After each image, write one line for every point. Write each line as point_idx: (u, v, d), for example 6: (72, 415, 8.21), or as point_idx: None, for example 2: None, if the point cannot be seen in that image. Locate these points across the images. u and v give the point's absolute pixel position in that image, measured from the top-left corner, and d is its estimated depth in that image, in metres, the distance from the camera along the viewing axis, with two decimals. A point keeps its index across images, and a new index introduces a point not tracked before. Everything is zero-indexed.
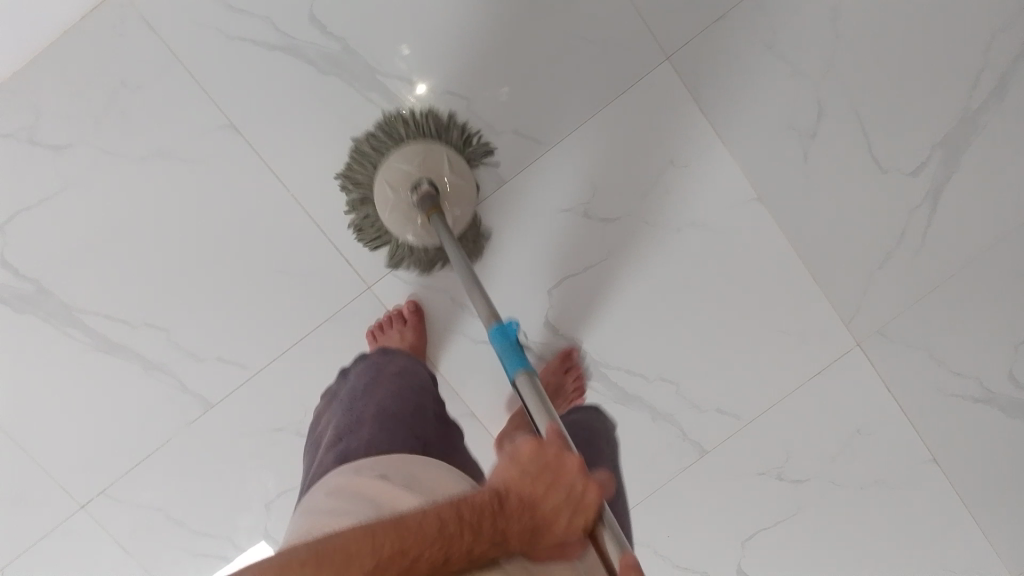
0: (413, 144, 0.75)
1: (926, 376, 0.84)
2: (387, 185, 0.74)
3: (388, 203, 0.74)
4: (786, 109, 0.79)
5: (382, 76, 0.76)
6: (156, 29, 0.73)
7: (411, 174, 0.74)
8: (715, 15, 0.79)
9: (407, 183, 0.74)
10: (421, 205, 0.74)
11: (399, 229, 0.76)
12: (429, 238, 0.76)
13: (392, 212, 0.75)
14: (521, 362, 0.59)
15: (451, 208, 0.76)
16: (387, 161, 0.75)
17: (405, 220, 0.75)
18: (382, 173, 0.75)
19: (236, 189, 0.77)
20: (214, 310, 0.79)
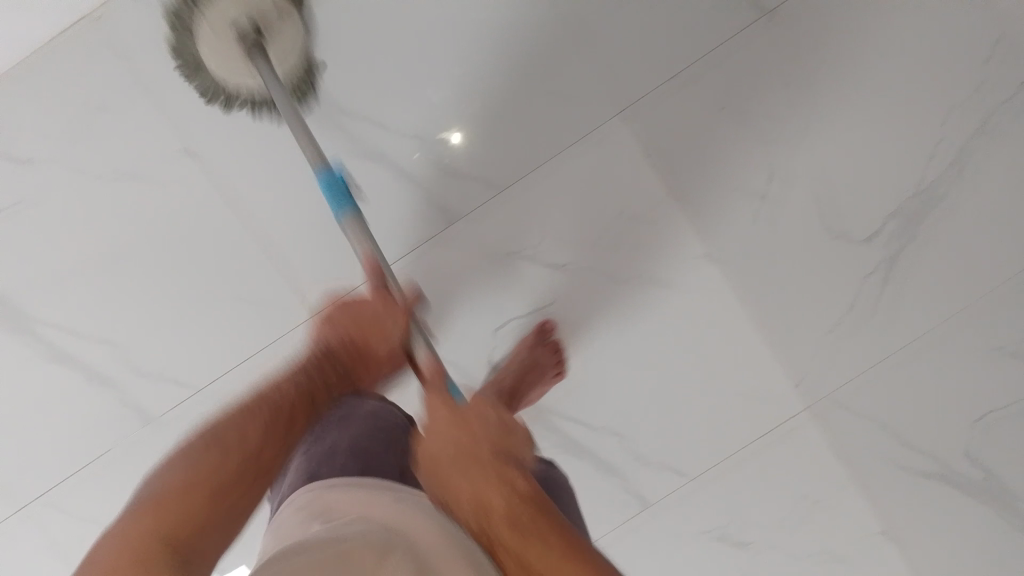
0: None
1: (876, 438, 0.86)
2: (213, 23, 0.70)
3: (211, 42, 0.71)
4: (734, 168, 0.83)
5: (341, 115, 0.81)
6: (122, 53, 0.77)
7: (235, 20, 0.70)
8: (667, 74, 0.82)
9: (231, 24, 0.71)
10: (248, 48, 0.72)
11: (223, 64, 0.73)
12: (248, 79, 0.74)
13: (212, 40, 0.71)
14: (351, 205, 0.70)
15: (275, 40, 0.74)
16: (196, 16, 0.69)
17: (238, 69, 0.73)
18: (209, 13, 0.69)
19: (191, 209, 0.80)
20: (165, 328, 0.81)
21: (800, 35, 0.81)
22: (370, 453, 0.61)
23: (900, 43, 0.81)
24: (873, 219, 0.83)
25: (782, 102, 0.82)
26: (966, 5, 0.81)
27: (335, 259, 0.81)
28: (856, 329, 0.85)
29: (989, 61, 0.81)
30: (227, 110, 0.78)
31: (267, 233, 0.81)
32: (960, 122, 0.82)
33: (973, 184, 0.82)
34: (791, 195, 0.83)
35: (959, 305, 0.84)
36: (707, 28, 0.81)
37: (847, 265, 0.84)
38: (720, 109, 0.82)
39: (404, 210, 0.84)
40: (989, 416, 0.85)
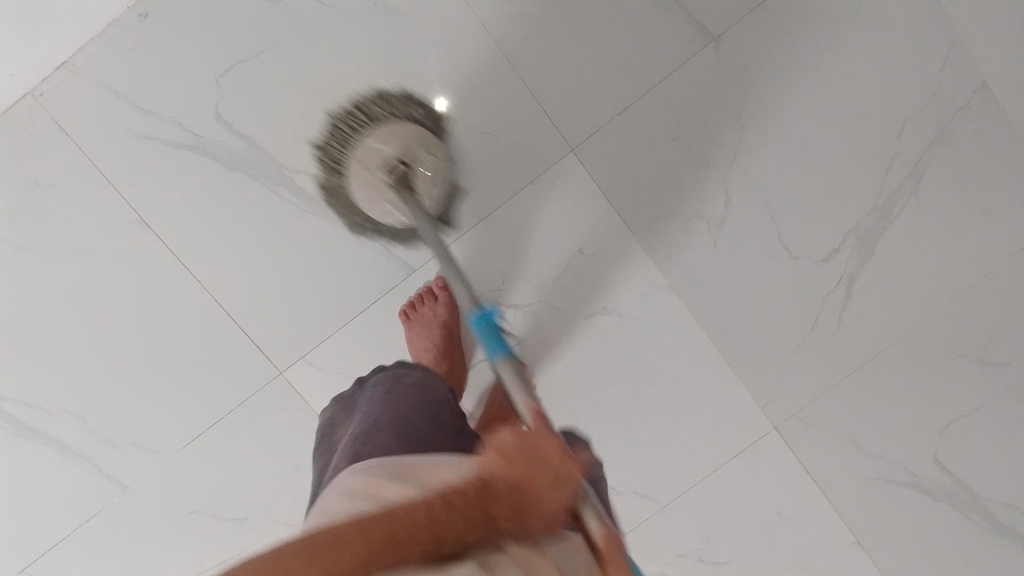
0: (389, 122, 0.76)
1: (843, 454, 0.86)
2: (367, 166, 0.75)
3: (362, 186, 0.76)
4: (690, 197, 0.82)
5: (289, 171, 0.79)
6: (69, 131, 0.77)
7: (387, 158, 0.75)
8: (617, 106, 0.81)
9: (383, 164, 0.75)
10: (394, 182, 0.75)
11: (375, 209, 0.77)
12: (389, 215, 0.78)
13: (362, 186, 0.76)
14: (503, 347, 0.57)
15: (420, 181, 0.77)
16: (362, 139, 0.75)
17: (373, 195, 0.76)
18: (357, 154, 0.75)
19: (149, 278, 0.79)
20: (131, 397, 0.81)
21: (749, 61, 0.80)
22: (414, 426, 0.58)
23: (850, 60, 0.80)
24: (833, 238, 0.83)
25: (736, 127, 0.81)
26: (916, 18, 0.80)
27: (297, 315, 0.81)
28: (822, 349, 0.85)
29: (942, 72, 0.80)
30: (360, 233, 0.80)
31: (225, 295, 0.80)
32: (916, 134, 0.81)
33: (931, 197, 0.82)
34: (750, 219, 0.82)
35: (923, 316, 0.84)
36: (653, 57, 0.80)
37: (809, 286, 0.83)
38: (673, 139, 0.81)
39: (361, 267, 0.81)
40: (950, 426, 0.86)
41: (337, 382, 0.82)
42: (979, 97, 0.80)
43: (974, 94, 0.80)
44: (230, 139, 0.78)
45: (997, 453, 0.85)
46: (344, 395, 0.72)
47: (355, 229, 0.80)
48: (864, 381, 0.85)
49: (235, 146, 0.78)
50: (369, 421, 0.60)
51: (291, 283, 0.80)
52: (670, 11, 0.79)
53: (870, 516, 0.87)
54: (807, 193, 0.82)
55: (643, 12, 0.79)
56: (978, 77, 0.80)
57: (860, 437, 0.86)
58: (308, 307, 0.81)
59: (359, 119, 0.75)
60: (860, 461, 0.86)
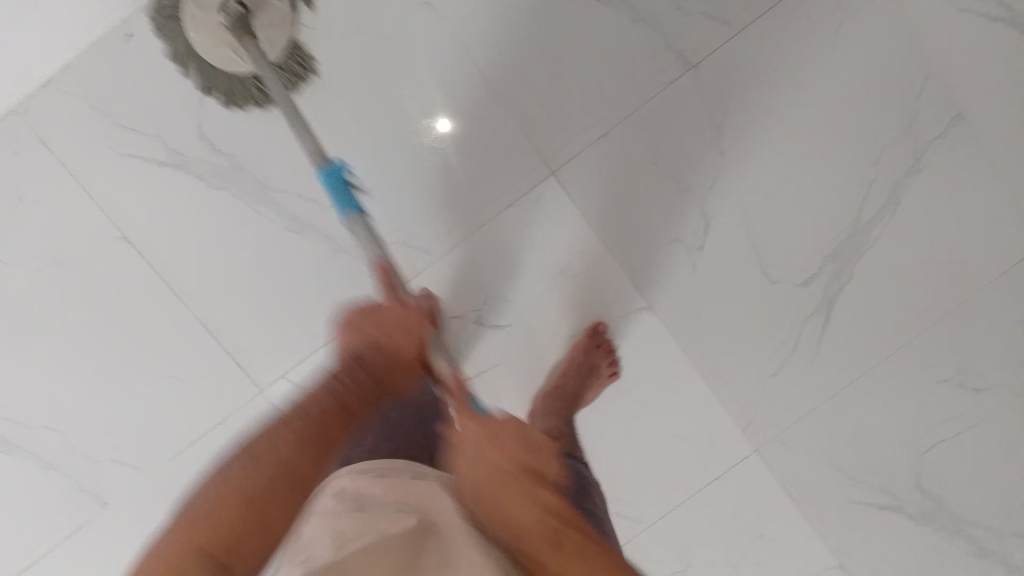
0: None
1: (824, 475, 0.87)
2: (212, 3, 0.70)
3: (201, 27, 0.71)
4: (670, 220, 0.83)
5: (270, 190, 0.79)
6: (54, 148, 0.78)
7: (225, 4, 0.70)
8: (598, 130, 0.82)
9: (221, 9, 0.70)
10: (236, 28, 0.71)
11: (214, 53, 0.73)
12: (240, 65, 0.73)
13: (204, 30, 0.72)
14: (352, 204, 0.68)
15: (260, 18, 0.75)
16: (189, 1, 0.71)
17: (215, 35, 0.72)
18: (192, 3, 0.71)
19: (132, 294, 0.80)
20: (111, 412, 0.81)
21: (729, 86, 0.81)
22: None
23: (828, 86, 0.81)
24: (812, 261, 0.83)
25: (716, 151, 0.82)
26: (893, 46, 0.81)
27: (278, 333, 0.81)
28: (801, 370, 0.85)
29: (919, 99, 0.81)
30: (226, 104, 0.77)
31: (207, 312, 0.80)
32: (894, 160, 0.82)
33: (910, 221, 0.83)
34: (729, 241, 0.83)
35: (902, 340, 0.85)
36: (634, 82, 0.81)
37: (788, 308, 0.84)
38: (654, 163, 0.82)
39: (341, 285, 0.81)
40: (930, 450, 0.86)
41: None
42: (956, 125, 0.81)
43: (952, 122, 0.81)
44: (212, 157, 0.78)
45: (978, 476, 0.86)
46: None
47: (223, 101, 0.76)
48: (843, 403, 0.86)
49: (217, 164, 0.78)
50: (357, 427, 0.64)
51: (273, 300, 0.81)
52: (650, 36, 0.80)
53: (849, 537, 0.87)
54: (785, 217, 0.83)
55: (625, 36, 0.80)
56: (955, 103, 0.81)
57: (840, 459, 0.86)
58: (287, 325, 0.81)
59: None
60: (840, 482, 0.87)
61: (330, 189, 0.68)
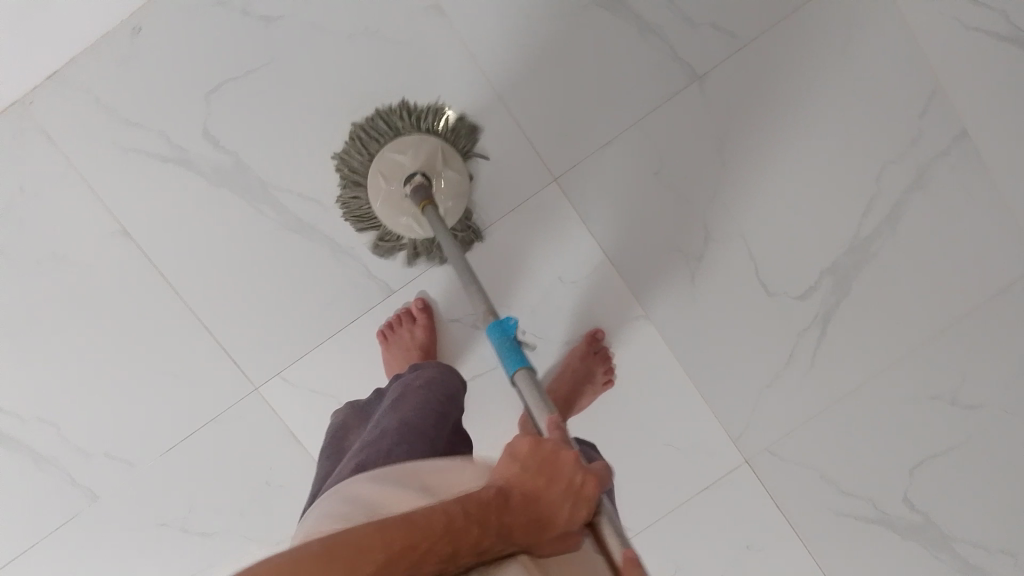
0: (419, 138, 0.76)
1: (814, 488, 0.87)
2: (393, 172, 0.75)
3: (382, 196, 0.75)
4: (670, 231, 0.83)
5: (272, 188, 0.79)
6: (53, 139, 0.77)
7: (403, 166, 0.75)
8: (602, 138, 0.81)
9: (404, 179, 0.75)
10: (411, 191, 0.74)
11: (395, 223, 0.76)
12: (419, 232, 0.77)
13: (383, 202, 0.76)
14: (523, 362, 0.61)
15: (439, 195, 0.77)
16: (381, 150, 0.75)
17: (398, 209, 0.76)
18: (378, 163, 0.75)
19: (129, 289, 0.80)
20: (106, 409, 0.82)
21: (734, 98, 0.81)
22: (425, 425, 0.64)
23: (833, 101, 0.81)
24: (811, 276, 0.83)
25: (718, 163, 0.82)
26: (899, 64, 0.81)
27: (276, 332, 0.81)
28: (796, 384, 0.86)
29: (923, 118, 0.81)
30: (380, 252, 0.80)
31: (205, 310, 0.80)
32: (895, 178, 0.82)
33: (909, 239, 0.83)
34: (728, 254, 0.83)
35: (897, 356, 0.85)
36: (640, 91, 0.81)
37: (785, 322, 0.84)
38: (655, 172, 0.82)
39: (342, 287, 0.81)
40: (919, 466, 0.87)
41: (312, 400, 0.82)
42: (958, 145, 0.82)
43: (954, 142, 0.81)
44: (214, 154, 0.78)
45: (965, 492, 0.87)
46: (360, 401, 0.78)
47: (383, 254, 0.80)
48: (837, 418, 0.86)
49: (219, 161, 0.78)
50: (381, 426, 0.65)
51: (272, 300, 0.81)
52: (660, 47, 0.80)
53: (839, 552, 0.87)
54: (785, 230, 0.83)
55: (634, 46, 0.80)
56: (959, 123, 0.81)
57: (830, 472, 0.87)
58: (284, 325, 0.81)
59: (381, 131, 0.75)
60: (830, 496, 0.87)
61: (499, 348, 0.62)
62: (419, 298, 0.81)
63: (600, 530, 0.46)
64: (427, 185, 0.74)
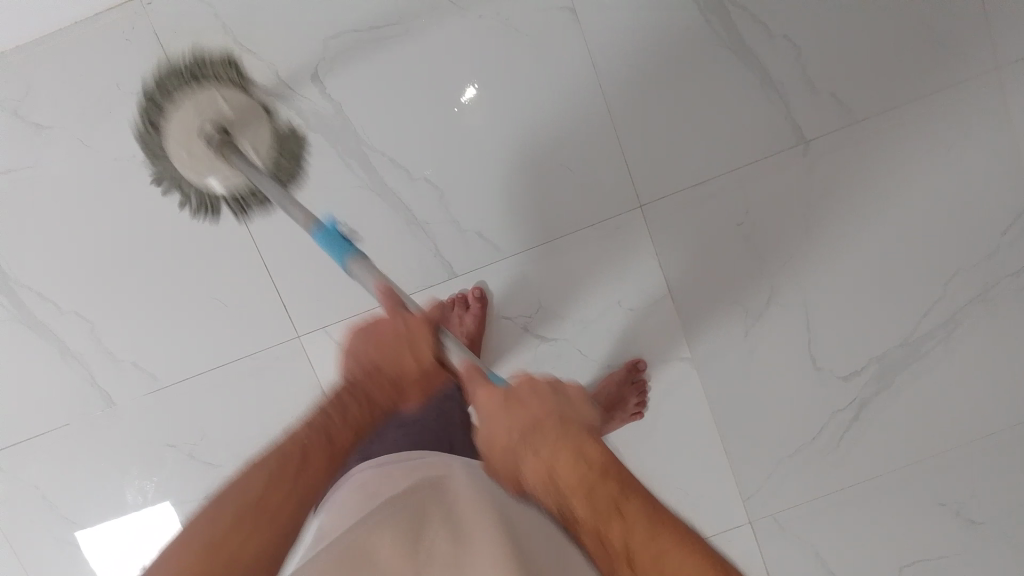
0: (194, 93, 0.70)
1: (808, 563, 0.88)
2: (178, 143, 0.69)
3: (179, 130, 0.69)
4: (736, 284, 0.83)
5: (365, 147, 0.79)
6: (162, 47, 0.77)
7: (207, 125, 0.69)
8: (695, 178, 0.82)
9: (200, 129, 0.68)
10: (215, 141, 0.69)
11: (221, 179, 0.71)
12: (230, 181, 0.71)
13: (179, 143, 0.69)
14: (352, 254, 0.58)
15: (245, 139, 0.72)
16: (175, 108, 0.69)
17: (194, 163, 0.69)
18: (170, 128, 0.69)
19: (198, 209, 0.79)
20: (144, 319, 0.81)
21: (831, 173, 0.82)
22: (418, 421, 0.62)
23: (923, 198, 0.82)
24: (858, 359, 0.84)
25: (801, 231, 0.82)
26: (995, 178, 0.82)
27: (330, 287, 0.81)
28: (816, 459, 0.86)
29: (1004, 235, 0.82)
30: (242, 214, 0.77)
31: (268, 249, 0.80)
32: (963, 287, 0.83)
33: (960, 347, 0.84)
34: (785, 319, 0.84)
35: (919, 457, 0.86)
36: (742, 142, 0.81)
37: (821, 397, 0.85)
38: (738, 225, 0.82)
39: (408, 258, 0.81)
40: (913, 565, 0.88)
41: None
42: None
43: None
44: (318, 100, 0.78)
45: None
46: None
47: (239, 212, 0.76)
48: (846, 501, 0.87)
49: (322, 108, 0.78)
50: None
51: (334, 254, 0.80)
52: (771, 103, 0.80)
53: None
54: (845, 310, 0.84)
55: (749, 98, 0.80)
56: None
57: (826, 551, 0.88)
58: (340, 282, 0.81)
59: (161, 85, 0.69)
60: (821, 572, 0.88)
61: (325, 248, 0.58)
62: (477, 286, 0.81)
63: (443, 338, 0.54)
64: (225, 136, 0.69)
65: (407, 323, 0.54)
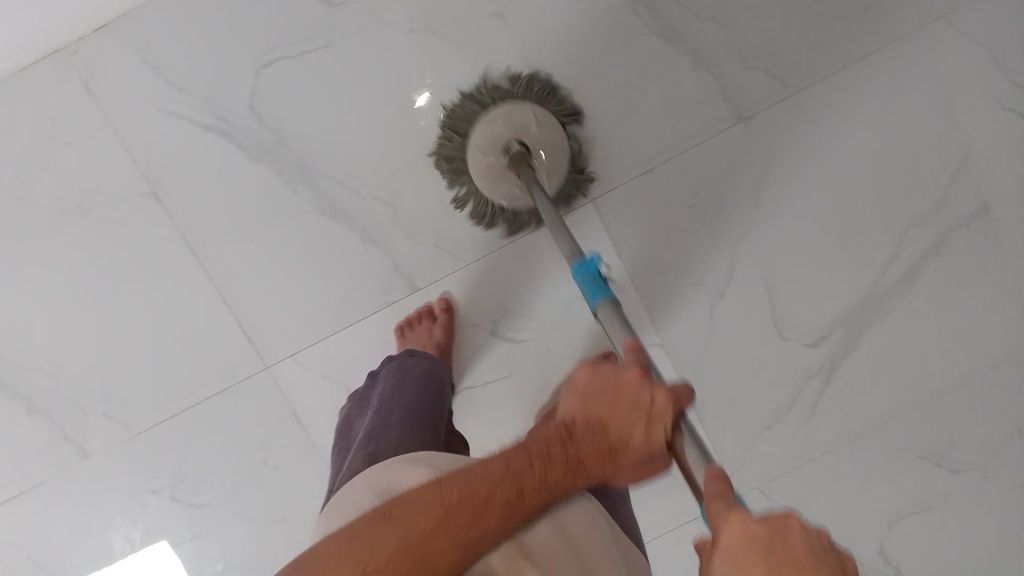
0: (513, 104, 0.76)
1: (797, 529, 0.89)
2: (478, 146, 0.75)
3: (481, 163, 0.76)
4: (694, 265, 0.84)
5: (312, 171, 0.77)
6: (95, 93, 0.76)
7: (502, 138, 0.75)
8: (641, 166, 0.82)
9: (503, 144, 0.75)
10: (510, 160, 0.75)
11: (501, 193, 0.77)
12: (519, 199, 0.77)
13: (484, 169, 0.76)
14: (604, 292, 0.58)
15: (541, 163, 0.76)
16: (479, 123, 0.76)
17: (501, 175, 0.76)
18: (475, 139, 0.76)
19: (152, 252, 0.78)
20: (111, 368, 0.80)
21: (775, 146, 0.82)
22: (419, 419, 0.66)
23: (867, 160, 0.83)
24: (822, 324, 0.85)
25: (751, 205, 0.83)
26: (935, 131, 0.83)
27: (293, 315, 0.80)
28: (794, 427, 0.87)
29: (950, 187, 0.83)
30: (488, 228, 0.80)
31: (226, 283, 0.79)
32: (915, 242, 0.84)
33: (919, 301, 0.85)
34: (748, 295, 0.85)
35: (893, 414, 0.87)
36: (683, 126, 0.82)
37: (792, 366, 0.86)
38: (689, 207, 0.83)
39: (367, 277, 0.80)
40: (899, 520, 0.89)
41: (321, 387, 0.81)
42: (980, 218, 0.84)
43: (977, 213, 0.84)
44: (257, 128, 0.77)
45: (939, 548, 0.89)
46: (360, 391, 0.78)
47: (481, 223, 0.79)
48: (828, 466, 0.88)
49: (262, 137, 0.77)
50: (380, 417, 0.67)
51: (294, 281, 0.79)
52: (706, 82, 0.81)
53: None
54: (804, 278, 0.85)
55: (685, 81, 0.81)
56: (983, 197, 0.83)
57: (813, 515, 0.89)
58: (303, 309, 0.80)
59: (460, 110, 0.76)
60: (811, 537, 0.89)
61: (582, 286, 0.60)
62: (444, 297, 0.81)
63: (681, 443, 0.45)
64: (525, 153, 0.74)
65: (657, 397, 0.45)
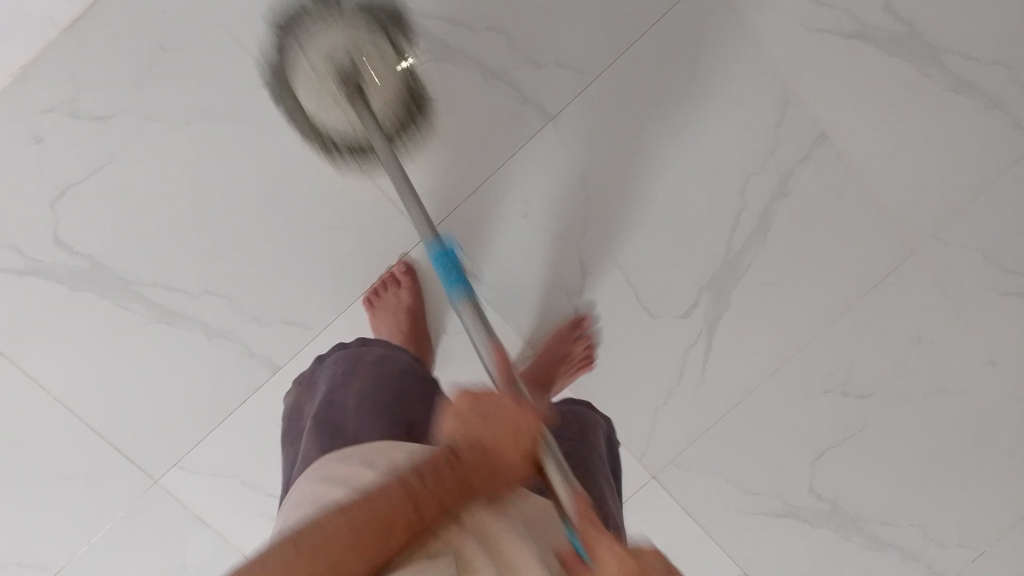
0: (348, 24, 0.70)
1: (723, 490, 0.90)
2: (314, 62, 0.71)
3: (310, 79, 0.72)
4: (546, 271, 0.83)
5: (135, 285, 0.77)
6: None
7: (335, 56, 0.70)
8: (465, 191, 0.81)
9: (332, 62, 0.70)
10: (347, 88, 0.71)
11: (324, 111, 0.73)
12: (340, 114, 0.73)
13: (309, 87, 0.72)
14: (461, 282, 0.66)
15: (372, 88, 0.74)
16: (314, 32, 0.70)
17: (321, 87, 0.72)
18: (308, 53, 0.70)
19: (11, 405, 0.78)
20: (11, 520, 0.81)
21: (593, 136, 0.81)
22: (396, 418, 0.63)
23: (688, 118, 0.81)
24: (689, 293, 0.84)
25: (583, 199, 0.82)
26: (749, 77, 0.80)
27: (165, 426, 0.80)
28: (689, 395, 0.87)
29: (780, 126, 0.82)
30: (326, 158, 0.77)
31: (89, 414, 0.79)
32: (761, 188, 0.83)
33: (779, 245, 0.84)
34: (606, 283, 0.84)
35: (786, 358, 0.87)
36: (496, 141, 0.80)
37: (670, 340, 0.85)
38: (524, 216, 0.82)
39: (222, 370, 0.80)
40: (822, 459, 0.89)
41: (218, 484, 0.82)
42: (816, 148, 0.83)
43: (815, 144, 0.82)
44: (69, 260, 0.76)
45: (867, 470, 0.90)
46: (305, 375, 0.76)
47: (318, 152, 0.76)
48: (735, 422, 0.88)
49: (77, 266, 0.76)
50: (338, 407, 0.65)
51: (154, 393, 0.80)
52: (506, 95, 0.79)
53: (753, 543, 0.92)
54: (660, 253, 0.83)
55: (483, 96, 0.79)
56: (817, 127, 0.82)
57: (735, 473, 0.90)
58: (175, 419, 0.80)
59: (310, 10, 0.69)
60: (740, 494, 0.90)
61: (441, 275, 0.67)
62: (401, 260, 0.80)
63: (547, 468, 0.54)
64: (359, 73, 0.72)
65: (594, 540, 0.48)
